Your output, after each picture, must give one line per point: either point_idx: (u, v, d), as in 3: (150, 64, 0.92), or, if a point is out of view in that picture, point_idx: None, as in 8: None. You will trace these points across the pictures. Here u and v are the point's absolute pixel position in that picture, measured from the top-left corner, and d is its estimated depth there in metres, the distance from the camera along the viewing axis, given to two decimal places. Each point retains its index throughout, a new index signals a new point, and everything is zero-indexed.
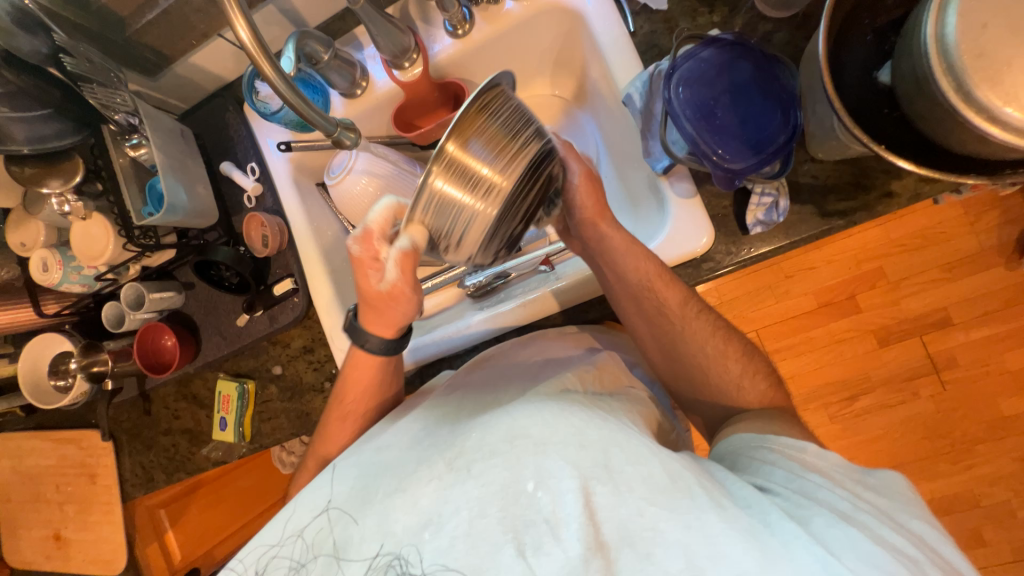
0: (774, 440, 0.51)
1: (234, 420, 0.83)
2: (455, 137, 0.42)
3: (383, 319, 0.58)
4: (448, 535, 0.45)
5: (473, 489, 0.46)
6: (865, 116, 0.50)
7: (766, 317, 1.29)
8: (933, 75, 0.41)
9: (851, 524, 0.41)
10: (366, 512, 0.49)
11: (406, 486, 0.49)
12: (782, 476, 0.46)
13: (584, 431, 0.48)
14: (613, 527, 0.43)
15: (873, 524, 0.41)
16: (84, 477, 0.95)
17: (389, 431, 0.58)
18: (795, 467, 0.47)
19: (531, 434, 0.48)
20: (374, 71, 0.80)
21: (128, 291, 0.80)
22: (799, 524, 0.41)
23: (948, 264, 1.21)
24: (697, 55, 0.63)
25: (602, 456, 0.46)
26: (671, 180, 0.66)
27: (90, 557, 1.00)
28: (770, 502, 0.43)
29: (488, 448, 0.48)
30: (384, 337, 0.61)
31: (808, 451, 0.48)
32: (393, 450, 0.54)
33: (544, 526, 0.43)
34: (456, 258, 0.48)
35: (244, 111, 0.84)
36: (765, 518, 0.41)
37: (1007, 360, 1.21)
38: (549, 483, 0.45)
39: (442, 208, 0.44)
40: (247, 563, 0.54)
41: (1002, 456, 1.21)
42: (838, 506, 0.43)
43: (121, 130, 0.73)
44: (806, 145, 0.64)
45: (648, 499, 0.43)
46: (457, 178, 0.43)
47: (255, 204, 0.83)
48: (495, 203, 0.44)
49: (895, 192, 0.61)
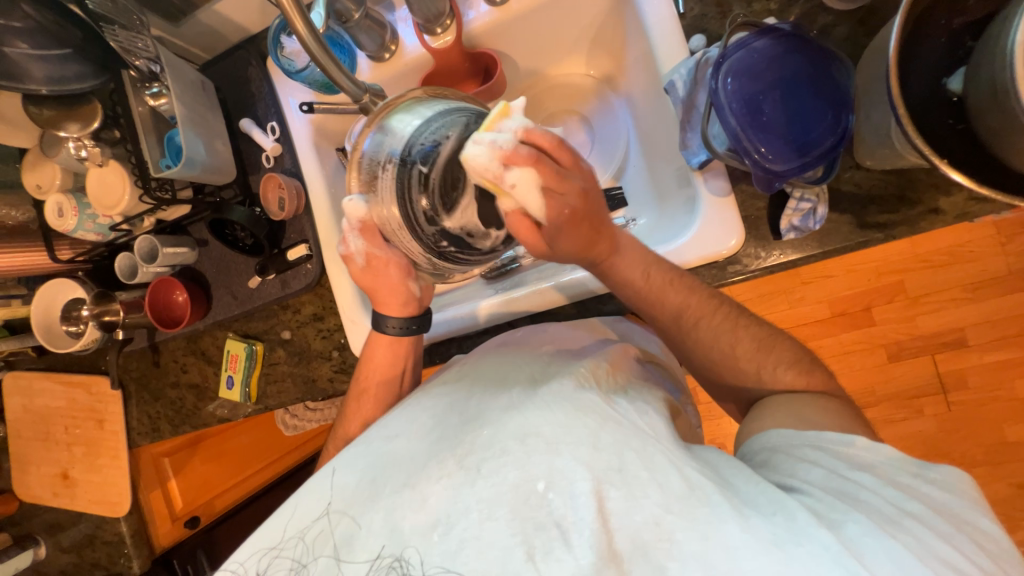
0: (816, 437, 0.50)
1: (241, 380, 0.84)
2: (355, 145, 0.54)
3: (388, 292, 0.65)
4: (456, 538, 0.45)
5: (484, 489, 0.46)
6: (927, 126, 0.47)
7: (779, 323, 1.27)
8: (1016, 89, 0.38)
9: (889, 533, 0.41)
10: (371, 507, 0.49)
11: (415, 482, 0.48)
12: (822, 477, 0.46)
13: (598, 433, 0.47)
14: (627, 537, 0.43)
15: (917, 529, 0.41)
16: (93, 421, 0.97)
17: (400, 419, 0.56)
18: (839, 467, 0.47)
19: (543, 433, 0.47)
20: (404, 34, 0.76)
21: (142, 243, 0.80)
22: (831, 531, 0.41)
23: (972, 285, 1.18)
24: (750, 44, 0.59)
25: (616, 460, 0.45)
26: (705, 175, 0.63)
27: (94, 497, 1.03)
28: (796, 505, 0.43)
29: (500, 446, 0.47)
30: (400, 318, 0.67)
31: (856, 445, 0.49)
32: (400, 441, 0.53)
33: (555, 532, 0.44)
34: (412, 252, 0.56)
35: (268, 66, 0.81)
36: (793, 524, 0.41)
37: (1019, 387, 1.19)
38: (560, 485, 0.45)
39: (375, 201, 0.54)
40: (248, 564, 0.52)
41: (998, 481, 1.20)
42: (881, 509, 0.43)
43: (141, 77, 0.70)
44: (852, 150, 0.61)
45: (664, 507, 0.43)
46: (365, 173, 0.53)
47: (273, 164, 0.81)
48: (393, 180, 0.51)
49: (941, 209, 0.58)
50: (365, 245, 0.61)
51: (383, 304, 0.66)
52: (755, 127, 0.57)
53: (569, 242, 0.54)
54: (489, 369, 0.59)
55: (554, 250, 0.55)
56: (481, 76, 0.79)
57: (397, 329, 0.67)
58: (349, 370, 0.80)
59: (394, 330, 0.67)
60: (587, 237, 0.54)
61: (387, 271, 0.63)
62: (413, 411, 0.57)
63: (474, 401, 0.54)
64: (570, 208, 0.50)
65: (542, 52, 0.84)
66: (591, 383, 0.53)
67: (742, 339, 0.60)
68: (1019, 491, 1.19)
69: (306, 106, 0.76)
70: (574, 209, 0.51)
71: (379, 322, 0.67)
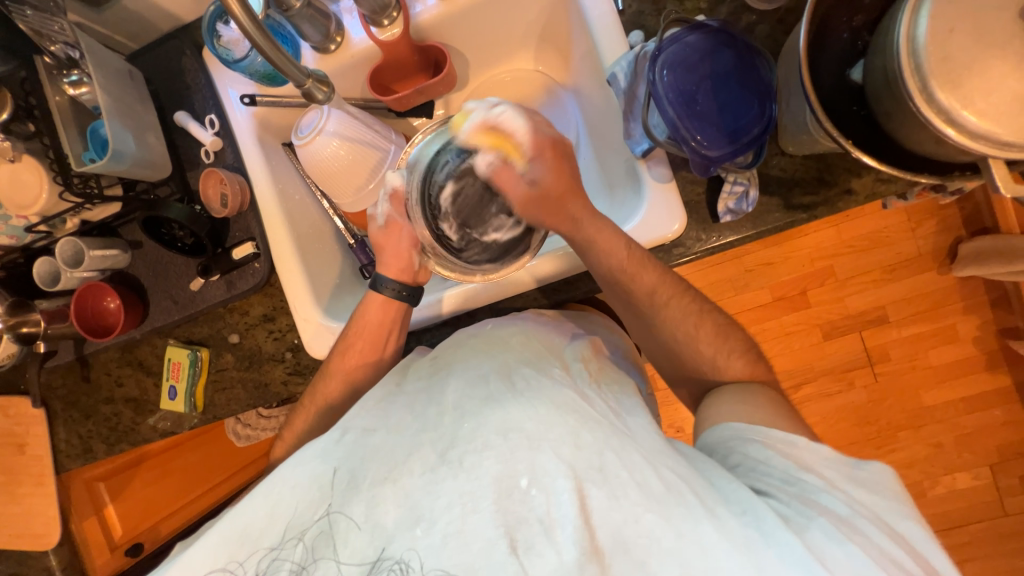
0: (765, 432, 0.53)
1: (184, 390, 0.79)
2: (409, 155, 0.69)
3: (394, 259, 0.70)
4: (440, 533, 0.44)
5: (466, 482, 0.46)
6: (836, 114, 0.52)
7: (726, 309, 1.35)
8: (902, 73, 0.43)
9: (848, 536, 0.44)
10: (352, 499, 0.48)
11: (396, 477, 0.48)
12: (779, 479, 0.49)
13: (579, 432, 0.48)
14: (608, 533, 0.44)
15: (869, 531, 0.45)
16: (11, 446, 0.88)
17: (380, 413, 0.54)
18: (791, 468, 0.50)
19: (526, 429, 0.48)
20: (350, 26, 0.75)
21: (65, 246, 0.74)
22: (797, 535, 0.43)
23: (889, 266, 1.31)
24: (683, 38, 0.63)
25: (597, 459, 0.46)
26: (648, 164, 0.67)
27: (16, 531, 0.93)
28: (764, 508, 0.45)
29: (481, 440, 0.48)
30: (399, 284, 0.70)
31: (800, 446, 0.51)
32: (379, 435, 0.52)
33: (538, 526, 0.45)
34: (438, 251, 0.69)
35: (203, 56, 0.77)
36: (760, 527, 0.44)
37: (932, 355, 1.32)
38: (544, 482, 0.45)
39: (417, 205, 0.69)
40: (247, 570, 0.49)
41: (918, 441, 1.33)
42: (837, 512, 0.46)
43: (59, 64, 0.66)
44: (778, 138, 0.66)
45: (642, 505, 0.44)
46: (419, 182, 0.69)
47: (214, 160, 0.77)
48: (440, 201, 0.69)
49: (854, 190, 0.64)
50: (389, 210, 0.69)
51: (384, 267, 0.70)
52: (690, 116, 0.61)
53: (546, 177, 0.62)
54: (465, 355, 0.58)
55: (539, 184, 0.62)
56: (431, 69, 0.80)
57: (396, 293, 0.69)
58: (304, 371, 0.77)
59: (391, 294, 0.69)
60: (563, 182, 0.62)
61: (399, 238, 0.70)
62: (390, 400, 0.56)
63: (451, 391, 0.53)
64: (546, 138, 0.62)
65: (491, 48, 0.86)
66: (566, 381, 0.54)
67: (703, 351, 0.64)
68: (935, 449, 1.33)
69: (247, 98, 0.75)
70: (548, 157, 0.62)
71: (377, 285, 0.69)
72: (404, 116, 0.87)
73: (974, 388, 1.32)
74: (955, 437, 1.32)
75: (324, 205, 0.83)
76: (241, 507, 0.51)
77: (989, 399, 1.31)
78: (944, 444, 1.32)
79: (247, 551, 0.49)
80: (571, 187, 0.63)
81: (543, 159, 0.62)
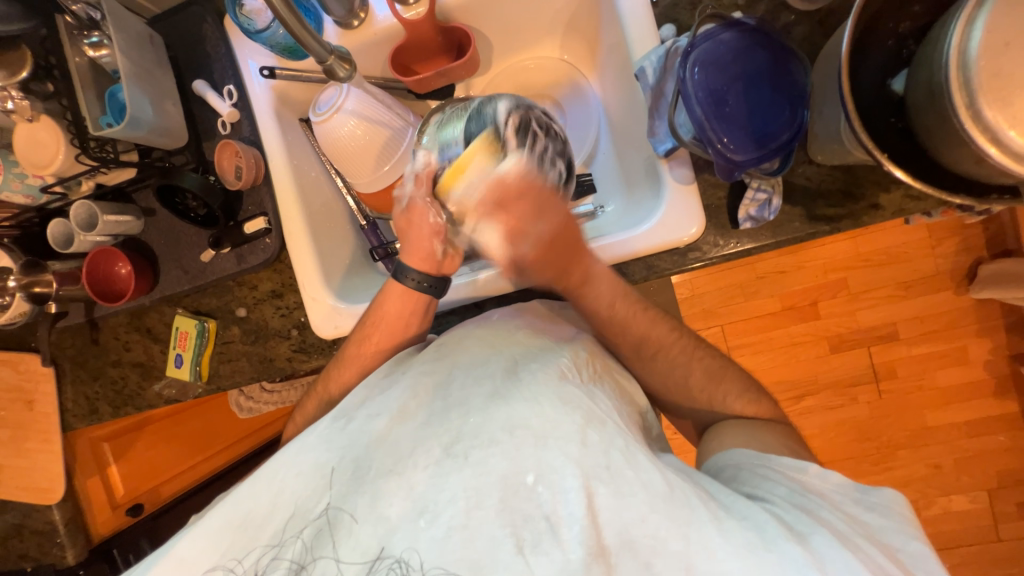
0: (776, 460, 0.54)
1: (190, 359, 0.79)
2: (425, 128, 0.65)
3: (413, 242, 0.66)
4: (443, 525, 0.45)
5: (471, 476, 0.46)
6: (872, 124, 0.50)
7: (734, 315, 1.34)
8: (948, 88, 0.41)
9: (850, 550, 0.43)
10: (356, 491, 0.48)
11: (400, 469, 0.48)
12: (786, 493, 0.50)
13: (586, 431, 0.48)
14: (615, 532, 0.44)
15: (869, 549, 0.44)
16: (20, 402, 0.89)
17: (384, 398, 0.55)
18: (798, 489, 0.50)
19: (532, 426, 0.47)
20: (375, 3, 0.74)
21: (78, 210, 0.74)
22: (799, 544, 0.43)
23: (906, 283, 1.29)
24: (716, 36, 0.61)
25: (604, 459, 0.46)
26: (670, 164, 0.66)
27: (22, 484, 0.95)
28: (767, 517, 0.45)
29: (488, 435, 0.47)
30: (423, 274, 0.67)
31: (808, 472, 0.52)
32: (385, 422, 0.52)
33: (544, 524, 0.44)
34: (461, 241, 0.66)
35: (225, 25, 0.76)
36: (763, 534, 0.43)
37: (940, 377, 1.30)
38: (551, 479, 0.45)
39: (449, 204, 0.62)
40: (247, 564, 0.49)
41: (919, 461, 1.32)
42: (837, 528, 0.46)
43: (79, 24, 0.66)
44: (806, 146, 0.64)
45: (648, 506, 0.44)
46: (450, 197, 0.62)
47: (230, 131, 0.77)
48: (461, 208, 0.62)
49: (881, 205, 0.62)
50: (415, 190, 0.64)
51: (408, 255, 0.67)
52: (718, 117, 0.59)
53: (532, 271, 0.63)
54: (473, 347, 0.57)
55: (523, 278, 0.65)
56: (454, 52, 0.78)
57: (418, 283, 0.67)
58: (310, 349, 0.78)
59: (413, 283, 0.67)
60: (555, 269, 0.62)
61: (423, 224, 0.65)
62: (394, 386, 0.56)
63: (457, 386, 0.53)
64: (536, 240, 0.61)
65: (516, 33, 0.84)
66: (573, 375, 0.53)
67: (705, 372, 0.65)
68: (934, 470, 1.31)
69: (267, 71, 0.73)
70: (539, 251, 0.61)
71: (399, 274, 0.67)
72: (423, 98, 0.85)
73: (981, 412, 1.30)
74: (956, 459, 1.31)
75: (338, 184, 0.82)
76: (240, 495, 0.51)
77: (995, 424, 1.30)
78: (944, 465, 1.31)
79: (247, 546, 0.50)
80: (564, 264, 0.62)
81: (529, 266, 0.63)
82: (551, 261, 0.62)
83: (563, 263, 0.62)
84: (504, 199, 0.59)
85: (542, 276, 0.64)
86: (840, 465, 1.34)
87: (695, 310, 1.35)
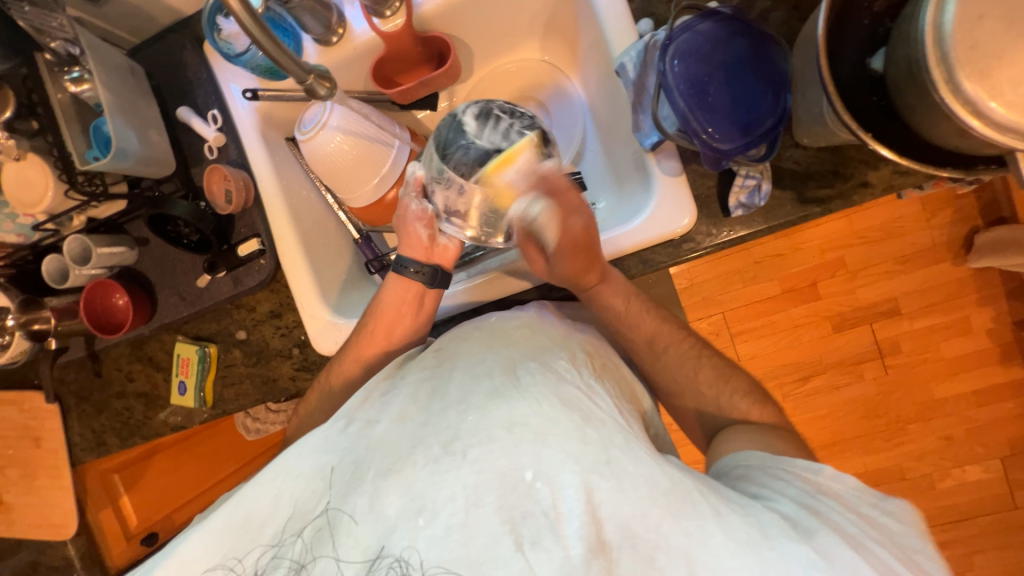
0: (791, 462, 0.53)
1: (194, 385, 0.79)
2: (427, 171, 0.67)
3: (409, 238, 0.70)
4: (443, 524, 0.45)
5: (470, 475, 0.46)
6: (855, 104, 0.50)
7: (734, 301, 1.34)
8: (926, 65, 0.41)
9: (856, 551, 0.43)
10: (355, 491, 0.48)
11: (399, 469, 0.48)
12: (796, 493, 0.49)
13: (584, 428, 0.48)
14: (617, 527, 0.44)
15: (879, 552, 0.44)
16: (27, 439, 0.90)
17: (386, 403, 0.54)
18: (809, 489, 0.49)
19: (530, 424, 0.48)
20: (352, 18, 0.74)
21: (71, 244, 0.74)
22: (805, 544, 0.43)
23: (903, 257, 1.29)
24: (694, 27, 0.61)
25: (603, 454, 0.46)
26: (658, 157, 0.66)
27: (36, 521, 0.96)
28: (775, 518, 0.44)
29: (486, 433, 0.48)
30: (422, 266, 0.69)
31: (824, 474, 0.51)
32: (384, 427, 0.52)
33: (544, 520, 0.44)
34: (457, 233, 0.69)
35: (205, 50, 0.77)
36: (764, 531, 0.43)
37: (944, 348, 1.30)
38: (549, 475, 0.45)
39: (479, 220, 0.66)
40: (247, 563, 0.49)
41: (929, 434, 1.31)
42: (847, 530, 0.45)
43: (59, 61, 0.66)
44: (792, 129, 0.64)
45: (650, 501, 0.44)
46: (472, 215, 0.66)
47: (218, 155, 0.77)
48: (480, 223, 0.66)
49: (870, 183, 0.62)
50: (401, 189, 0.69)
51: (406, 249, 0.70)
52: (702, 108, 0.59)
53: (562, 264, 0.64)
54: (470, 348, 0.57)
55: (553, 272, 0.66)
56: (434, 61, 0.78)
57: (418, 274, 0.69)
58: (312, 367, 0.78)
59: (414, 275, 0.69)
60: (585, 264, 0.64)
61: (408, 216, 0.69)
62: (393, 391, 0.56)
63: (455, 385, 0.53)
64: (575, 234, 0.63)
65: (495, 38, 0.84)
66: (571, 375, 0.53)
67: (705, 366, 0.66)
68: (946, 442, 1.31)
69: (250, 93, 0.74)
70: (580, 241, 0.63)
71: (398, 266, 0.69)
72: (408, 108, 0.85)
73: (987, 381, 1.30)
74: (966, 430, 1.30)
75: (328, 200, 0.82)
76: (241, 499, 0.52)
77: (1002, 392, 1.29)
78: (955, 437, 1.31)
79: (247, 546, 0.50)
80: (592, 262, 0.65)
81: (564, 257, 0.64)
82: (582, 253, 0.64)
83: (594, 256, 0.65)
84: (555, 187, 0.63)
85: (572, 270, 0.64)
86: (849, 443, 1.34)
87: (694, 300, 1.35)
